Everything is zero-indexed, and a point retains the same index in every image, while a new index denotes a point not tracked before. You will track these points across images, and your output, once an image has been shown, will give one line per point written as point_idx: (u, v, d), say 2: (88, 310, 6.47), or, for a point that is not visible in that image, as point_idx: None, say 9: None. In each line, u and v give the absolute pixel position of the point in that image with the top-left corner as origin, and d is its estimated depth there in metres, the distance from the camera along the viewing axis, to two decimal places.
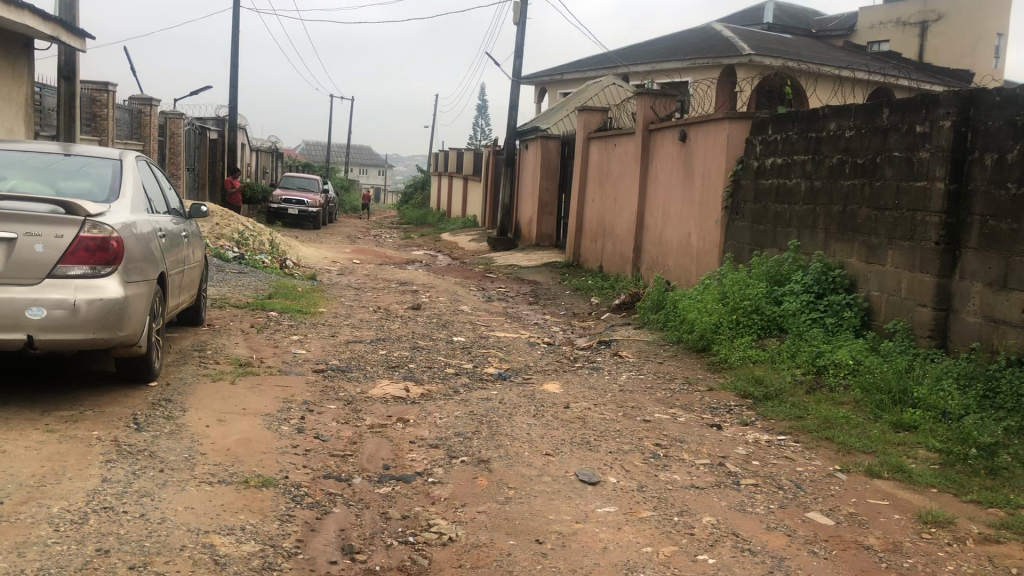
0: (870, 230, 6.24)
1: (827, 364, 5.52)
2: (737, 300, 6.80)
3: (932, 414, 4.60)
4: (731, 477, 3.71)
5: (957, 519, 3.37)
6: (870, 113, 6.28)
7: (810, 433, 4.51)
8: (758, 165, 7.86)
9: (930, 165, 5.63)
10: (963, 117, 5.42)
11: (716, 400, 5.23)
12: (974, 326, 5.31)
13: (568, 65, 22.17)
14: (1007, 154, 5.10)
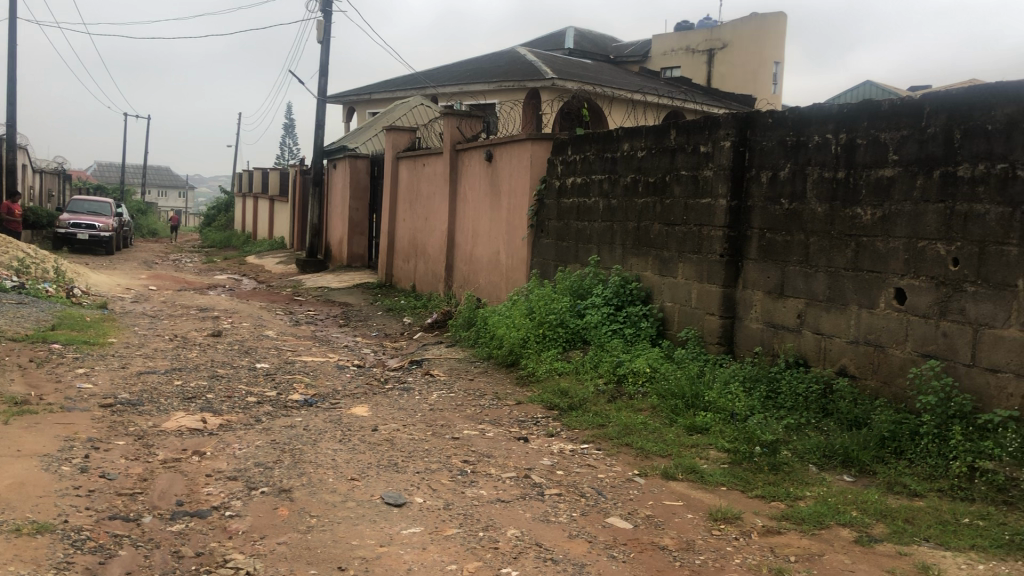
0: (662, 244, 6.58)
1: (627, 373, 5.75)
2: (543, 314, 6.97)
3: (722, 416, 4.87)
4: (535, 488, 3.78)
5: (744, 514, 3.59)
6: (659, 134, 6.62)
7: (612, 440, 4.67)
8: (559, 185, 8.11)
9: (713, 183, 6.00)
10: (740, 138, 5.83)
11: (524, 414, 5.33)
12: (756, 333, 5.72)
13: (375, 86, 22.04)
14: (780, 172, 5.55)
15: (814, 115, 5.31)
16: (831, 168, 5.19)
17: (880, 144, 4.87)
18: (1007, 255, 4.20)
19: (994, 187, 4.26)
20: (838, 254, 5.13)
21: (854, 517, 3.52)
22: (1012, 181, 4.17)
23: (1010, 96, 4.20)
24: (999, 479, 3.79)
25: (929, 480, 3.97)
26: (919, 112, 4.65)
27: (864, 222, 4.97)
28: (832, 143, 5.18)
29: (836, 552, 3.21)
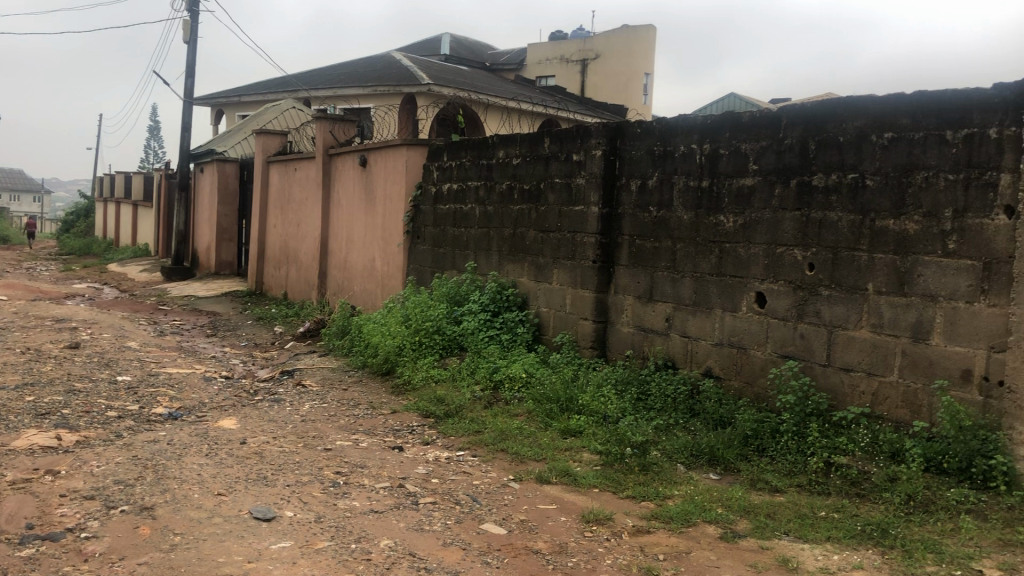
0: (537, 251, 6.66)
1: (503, 378, 5.79)
2: (419, 321, 6.94)
3: (595, 418, 4.96)
4: (410, 498, 3.75)
5: (615, 514, 3.66)
6: (532, 142, 6.69)
7: (487, 446, 4.69)
8: (435, 191, 8.10)
9: (585, 191, 6.11)
10: (611, 147, 5.96)
11: (398, 422, 5.28)
12: (628, 336, 5.86)
13: (246, 89, 21.45)
14: (648, 180, 5.71)
15: (680, 126, 5.48)
16: (696, 177, 5.37)
17: (741, 154, 5.07)
18: (857, 260, 4.45)
19: (845, 196, 4.50)
20: (704, 259, 5.31)
21: (719, 514, 3.65)
22: (862, 191, 4.42)
23: (859, 110, 4.45)
24: (852, 473, 4.00)
25: (789, 475, 4.16)
26: (777, 124, 4.87)
27: (727, 229, 5.16)
28: (697, 153, 5.36)
29: (703, 549, 3.31)
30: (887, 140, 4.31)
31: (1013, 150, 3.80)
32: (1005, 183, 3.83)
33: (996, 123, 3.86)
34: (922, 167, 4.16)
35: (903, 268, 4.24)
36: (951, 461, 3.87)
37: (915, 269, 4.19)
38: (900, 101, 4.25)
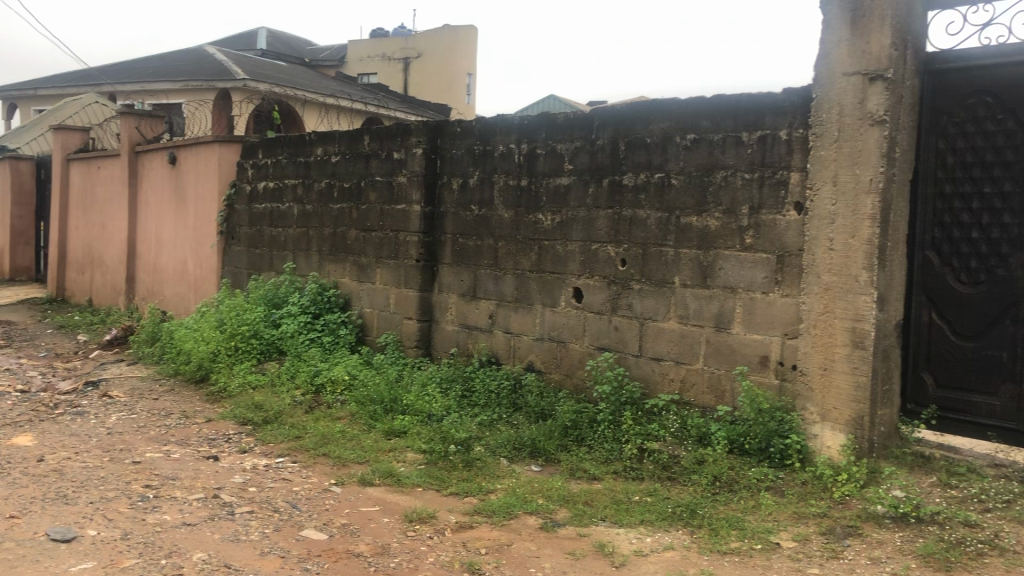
0: (358, 250, 6.58)
1: (325, 382, 5.69)
2: (235, 326, 6.68)
3: (418, 418, 4.95)
4: (225, 508, 3.62)
5: (438, 512, 3.68)
6: (352, 140, 6.61)
7: (308, 451, 4.59)
8: (251, 190, 7.84)
9: (406, 189, 6.09)
10: (431, 145, 5.97)
11: (214, 431, 5.08)
12: (451, 334, 5.90)
13: (41, 81, 19.98)
14: (469, 179, 5.76)
15: (498, 125, 5.56)
16: (514, 176, 5.47)
17: (557, 154, 5.21)
18: (666, 255, 4.66)
19: (654, 194, 4.71)
20: (523, 257, 5.42)
21: (539, 505, 3.74)
22: (669, 189, 4.64)
23: (665, 112, 4.66)
24: (663, 458, 4.19)
25: (606, 463, 4.30)
26: (590, 125, 5.02)
27: (545, 227, 5.29)
28: (515, 152, 5.45)
29: (523, 541, 3.38)
30: (690, 141, 4.54)
31: (801, 151, 4.09)
32: (795, 181, 4.12)
33: (786, 126, 4.15)
34: (721, 166, 4.40)
35: (707, 262, 4.48)
36: (751, 442, 4.12)
37: (717, 263, 4.44)
38: (701, 104, 4.48)
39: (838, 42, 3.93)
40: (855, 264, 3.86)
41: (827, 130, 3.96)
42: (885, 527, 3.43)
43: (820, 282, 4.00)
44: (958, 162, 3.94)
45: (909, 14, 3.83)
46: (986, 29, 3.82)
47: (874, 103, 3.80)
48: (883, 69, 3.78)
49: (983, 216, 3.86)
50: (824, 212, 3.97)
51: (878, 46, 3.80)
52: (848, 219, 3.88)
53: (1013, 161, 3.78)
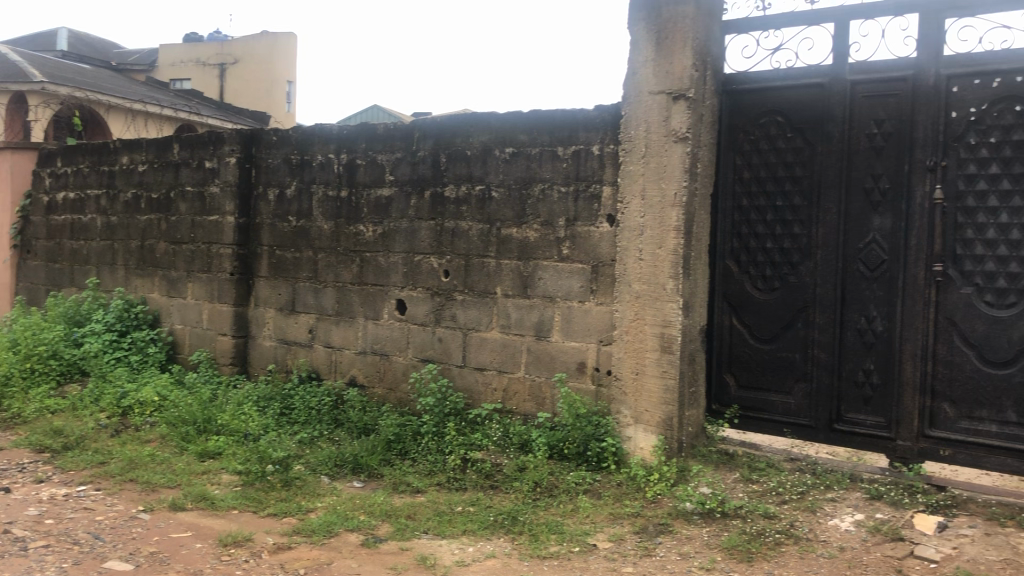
0: (168, 264, 6.28)
1: (132, 404, 5.39)
2: (30, 347, 6.15)
3: (235, 437, 4.78)
4: (17, 544, 3.36)
5: (255, 534, 3.56)
6: (161, 148, 6.31)
7: (113, 477, 4.33)
8: (48, 201, 7.33)
9: (220, 200, 5.88)
10: (246, 154, 5.78)
11: (5, 461, 4.70)
12: (269, 350, 5.74)
13: None
14: (286, 190, 5.63)
15: (316, 135, 5.47)
16: (333, 187, 5.39)
17: (377, 165, 5.17)
18: (486, 266, 4.73)
19: (474, 206, 4.76)
20: (344, 269, 5.34)
21: (361, 521, 3.69)
22: (488, 201, 4.71)
23: (483, 125, 4.72)
24: (486, 467, 4.23)
25: (429, 475, 4.28)
26: (410, 136, 5.02)
27: (366, 239, 5.24)
28: (334, 162, 5.37)
29: (344, 558, 3.32)
30: (508, 154, 4.62)
31: (612, 165, 4.25)
32: (607, 194, 4.27)
33: (598, 141, 4.30)
34: (538, 179, 4.51)
35: (526, 272, 4.58)
36: (570, 447, 4.23)
37: (536, 273, 4.54)
38: (518, 119, 4.58)
39: (644, 62, 4.12)
40: (663, 273, 4.04)
41: (635, 146, 4.14)
42: (694, 523, 3.61)
43: (631, 291, 4.17)
44: (754, 177, 4.21)
45: (707, 37, 4.07)
46: (776, 54, 4.12)
47: (677, 121, 4.01)
48: (685, 89, 3.99)
49: (776, 227, 4.14)
50: (634, 223, 4.15)
51: (680, 67, 4.01)
52: (655, 230, 4.07)
53: (801, 177, 4.07)
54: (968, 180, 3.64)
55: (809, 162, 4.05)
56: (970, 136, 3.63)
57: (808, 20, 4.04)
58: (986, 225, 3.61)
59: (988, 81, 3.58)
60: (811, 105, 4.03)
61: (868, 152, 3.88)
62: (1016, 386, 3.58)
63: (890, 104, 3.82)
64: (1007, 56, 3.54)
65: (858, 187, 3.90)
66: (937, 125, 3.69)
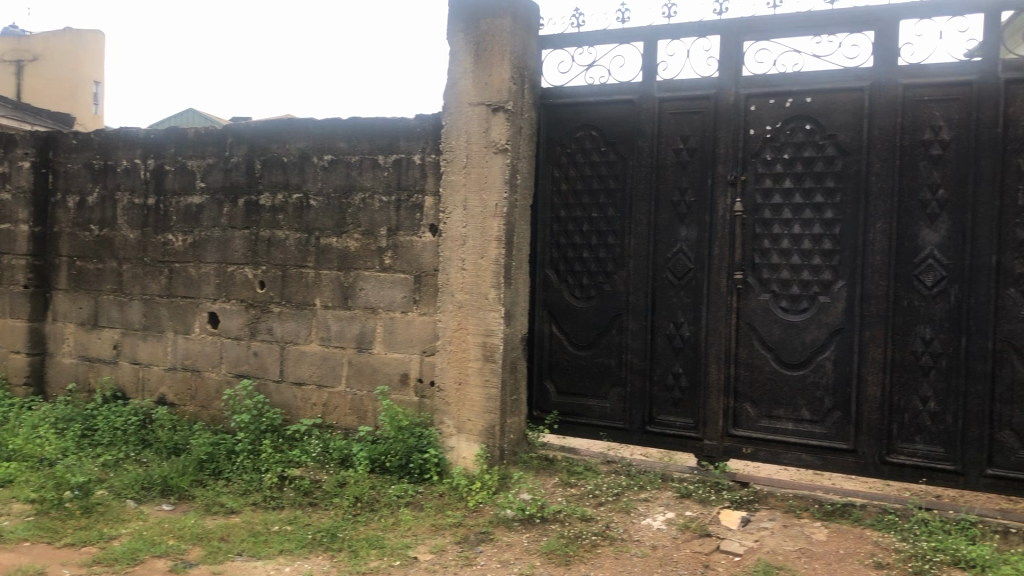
0: None
1: None
2: None
3: (28, 463, 4.42)
4: None
5: (49, 567, 3.30)
6: None
7: None
8: None
9: (12, 207, 5.45)
10: (42, 158, 5.39)
11: None
12: (69, 368, 5.37)
13: None
14: (88, 197, 5.29)
15: (120, 139, 5.17)
16: (140, 194, 5.11)
17: (188, 171, 4.95)
18: (305, 277, 4.61)
19: (292, 215, 4.64)
20: (152, 280, 5.07)
21: (169, 546, 3.50)
22: (307, 210, 4.60)
23: (300, 132, 4.60)
24: (304, 484, 4.11)
25: (244, 494, 4.12)
26: (224, 142, 4.84)
27: (176, 248, 5.00)
28: (141, 168, 5.10)
29: None
30: (327, 162, 4.53)
31: (433, 175, 4.24)
32: (428, 204, 4.26)
33: (419, 150, 4.28)
34: (358, 188, 4.44)
35: (346, 283, 4.49)
36: (392, 460, 4.18)
37: (356, 284, 4.47)
38: (336, 126, 4.48)
39: (463, 74, 4.15)
40: (485, 282, 4.09)
41: (456, 156, 4.15)
42: (514, 529, 3.64)
43: (453, 301, 4.17)
44: (570, 188, 4.32)
45: (524, 52, 4.14)
46: (590, 70, 4.25)
47: (496, 133, 4.07)
48: (503, 101, 4.05)
49: (591, 237, 4.26)
50: (456, 233, 4.15)
51: (499, 79, 4.06)
52: (477, 240, 4.10)
53: (614, 189, 4.21)
54: (765, 194, 3.88)
55: (621, 175, 4.20)
56: (766, 152, 3.87)
57: (620, 38, 4.20)
58: (781, 236, 3.85)
59: (782, 101, 3.83)
60: (623, 120, 4.18)
61: (676, 166, 4.06)
62: (809, 385, 3.83)
63: (695, 121, 4.01)
64: (797, 78, 3.80)
65: (667, 199, 4.08)
66: (737, 142, 3.91)
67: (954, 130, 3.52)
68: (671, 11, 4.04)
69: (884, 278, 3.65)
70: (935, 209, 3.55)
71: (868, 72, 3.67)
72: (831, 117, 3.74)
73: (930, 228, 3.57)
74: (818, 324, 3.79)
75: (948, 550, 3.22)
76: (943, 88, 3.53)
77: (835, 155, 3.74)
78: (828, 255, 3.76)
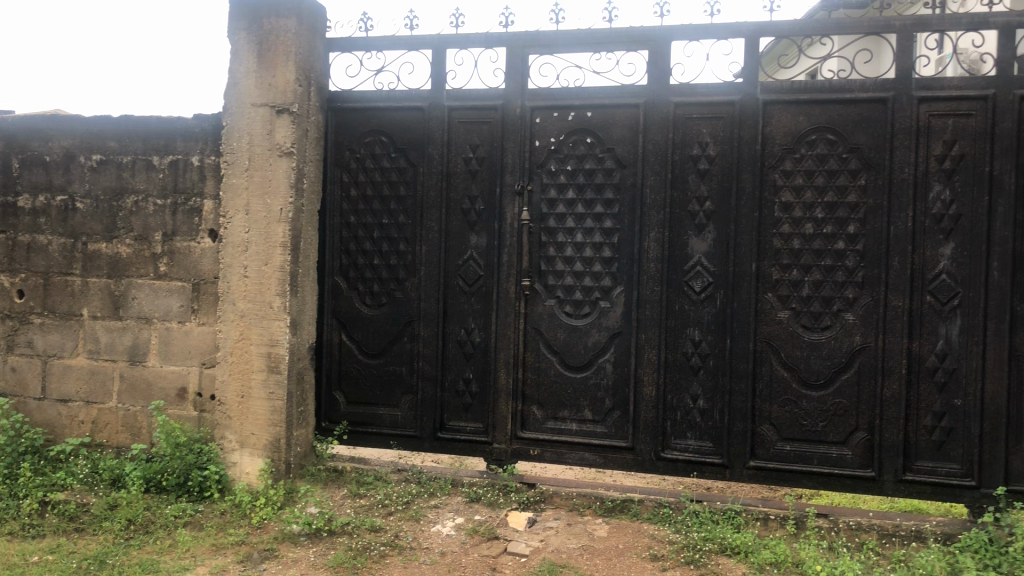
0: None
1: None
2: None
3: None
4: None
5: None
6: None
7: None
8: None
9: None
10: None
11: None
12: None
13: None
14: None
15: None
16: None
17: None
18: (70, 285, 4.28)
19: (55, 219, 4.30)
20: None
21: None
22: (72, 213, 4.27)
23: (65, 128, 4.27)
24: (69, 508, 3.81)
25: None
26: None
27: None
28: None
29: None
30: (96, 162, 4.23)
31: (213, 178, 4.05)
32: (208, 208, 4.06)
33: (198, 151, 4.08)
34: (131, 191, 4.18)
35: (117, 292, 4.21)
36: (169, 479, 3.95)
37: (128, 293, 4.20)
38: (106, 123, 4.19)
39: (245, 73, 3.99)
40: (269, 291, 3.96)
41: (237, 158, 3.99)
42: (300, 544, 3.54)
43: (235, 310, 4.00)
44: (359, 194, 4.26)
45: (310, 54, 4.05)
46: (378, 75, 4.22)
47: (281, 135, 3.95)
48: (288, 103, 3.94)
49: (382, 244, 4.23)
50: (238, 239, 3.99)
51: (283, 81, 3.94)
52: (260, 246, 3.96)
53: (404, 196, 4.20)
54: (550, 204, 3.99)
55: (411, 182, 4.19)
56: (551, 163, 3.99)
57: (409, 44, 4.19)
58: (565, 244, 3.98)
59: (564, 114, 3.96)
60: (412, 127, 4.18)
61: (465, 175, 4.10)
62: (591, 387, 3.98)
63: (483, 130, 4.08)
64: (578, 93, 3.94)
65: (456, 207, 4.11)
66: (523, 152, 4.01)
67: (719, 146, 3.77)
68: (458, 21, 4.08)
69: (659, 284, 3.85)
70: (703, 220, 3.79)
71: (643, 90, 3.86)
72: (610, 131, 3.91)
73: (698, 237, 3.80)
74: (599, 328, 3.95)
75: (716, 539, 3.45)
76: (710, 107, 3.78)
77: (614, 167, 3.92)
78: (608, 263, 3.93)
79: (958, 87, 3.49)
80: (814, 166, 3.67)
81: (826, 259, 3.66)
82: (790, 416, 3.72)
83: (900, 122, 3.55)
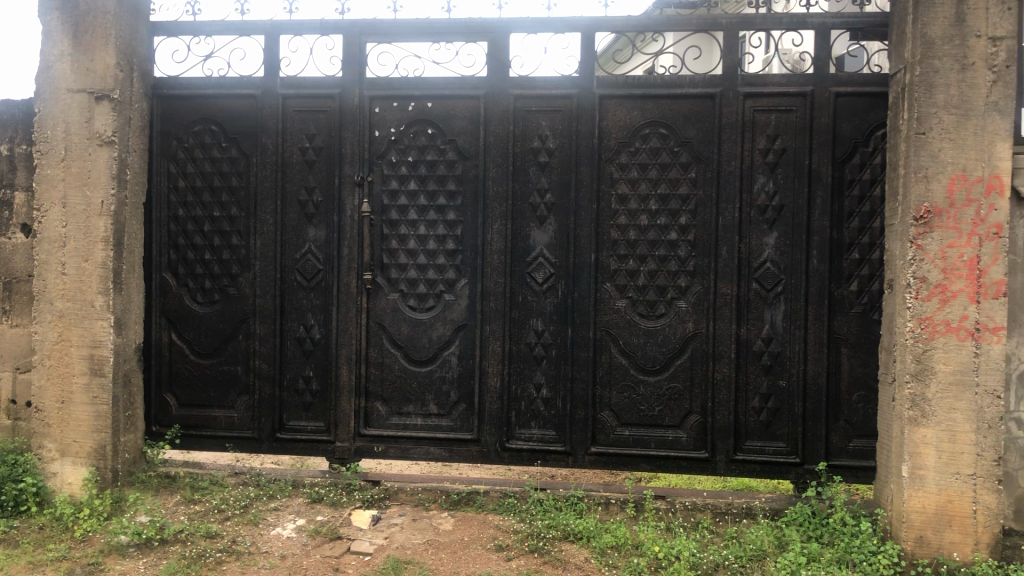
0: None
1: None
2: None
3: None
4: None
5: None
6: None
7: None
8: None
9: None
10: None
11: None
12: None
13: None
14: None
15: None
16: None
17: None
18: None
19: None
20: None
21: None
22: None
23: None
24: None
25: None
26: None
27: None
28: None
29: None
30: None
31: (25, 168, 3.80)
32: (20, 201, 3.81)
33: (6, 140, 3.83)
34: None
35: None
36: None
37: None
38: None
39: (59, 56, 3.72)
40: (90, 289, 3.71)
41: (52, 147, 3.71)
42: (129, 556, 3.34)
43: (52, 309, 3.73)
44: (189, 186, 4.07)
45: (131, 38, 3.83)
46: (207, 61, 4.03)
47: (101, 123, 3.70)
48: (108, 89, 3.70)
49: (214, 238, 4.05)
50: (54, 234, 3.71)
51: (103, 65, 3.71)
52: (79, 241, 3.70)
53: (237, 188, 4.04)
54: (391, 195, 3.93)
55: (245, 173, 4.03)
56: (391, 154, 3.93)
57: (239, 30, 4.03)
58: (407, 237, 3.93)
59: (404, 104, 3.91)
60: (244, 117, 4.02)
61: (301, 165, 3.98)
62: (436, 380, 3.95)
63: (320, 119, 3.97)
64: (417, 83, 3.89)
65: (293, 199, 3.99)
66: (362, 142, 3.92)
67: (558, 139, 3.82)
68: (292, 6, 3.95)
69: (501, 276, 3.86)
70: (544, 213, 3.83)
71: (483, 82, 3.86)
72: (450, 123, 3.89)
73: (540, 229, 3.83)
74: (444, 321, 3.92)
75: (559, 526, 3.49)
76: (548, 100, 3.81)
77: (455, 159, 3.90)
78: (452, 255, 3.91)
79: (779, 83, 3.66)
80: (648, 159, 3.77)
81: (660, 249, 3.77)
82: (628, 402, 3.82)
83: (727, 117, 3.70)
